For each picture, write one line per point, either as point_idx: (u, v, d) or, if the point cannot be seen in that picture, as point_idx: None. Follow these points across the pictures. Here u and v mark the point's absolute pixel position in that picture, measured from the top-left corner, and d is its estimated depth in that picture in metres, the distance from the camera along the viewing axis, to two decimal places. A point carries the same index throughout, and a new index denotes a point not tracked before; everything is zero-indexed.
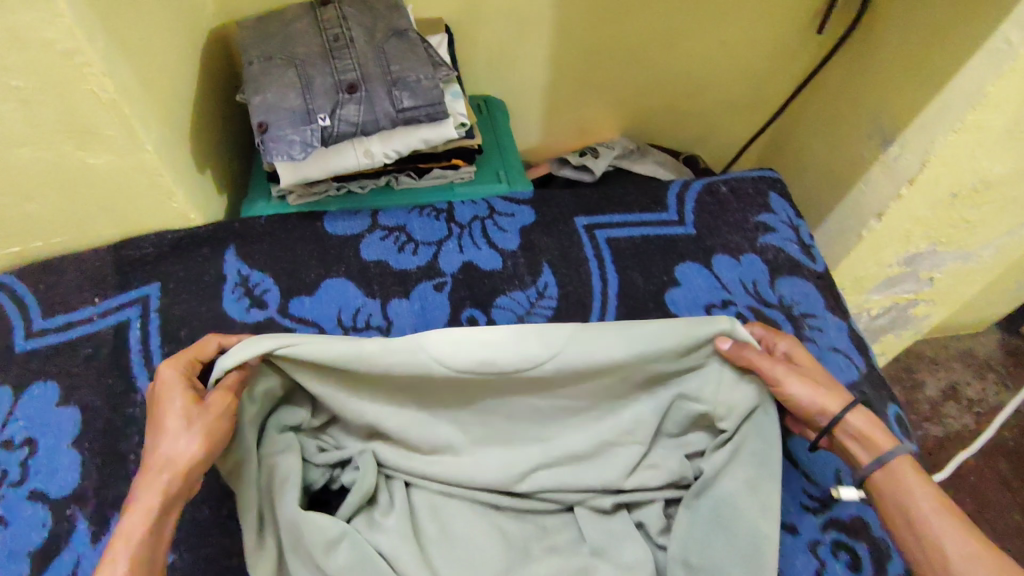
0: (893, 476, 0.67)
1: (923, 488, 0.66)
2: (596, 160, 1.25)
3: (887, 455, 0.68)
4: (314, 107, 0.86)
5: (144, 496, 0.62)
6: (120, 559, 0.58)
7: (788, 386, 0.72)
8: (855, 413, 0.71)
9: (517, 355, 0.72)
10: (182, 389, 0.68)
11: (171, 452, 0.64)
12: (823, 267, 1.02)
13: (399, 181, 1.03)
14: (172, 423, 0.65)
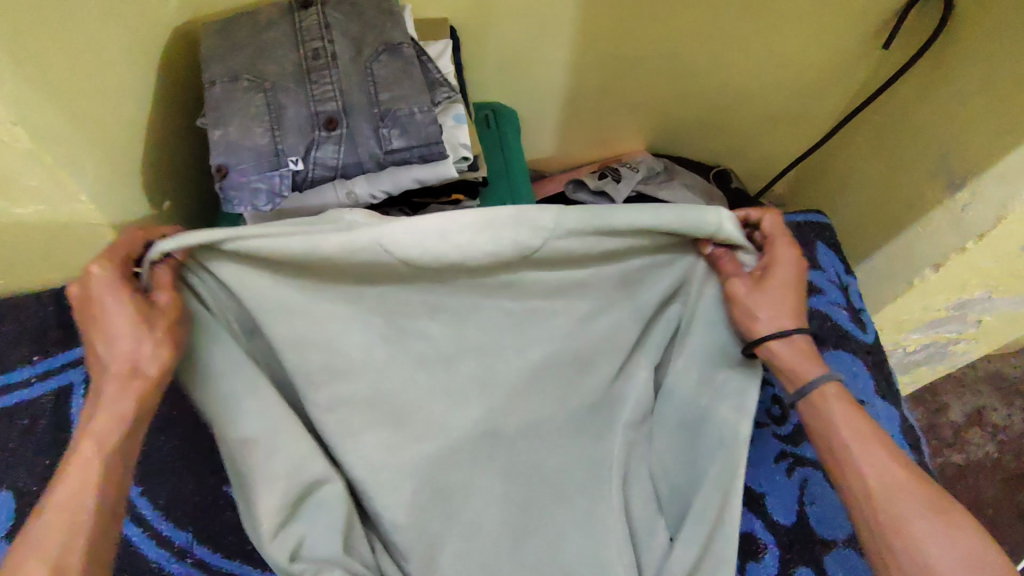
0: (818, 405, 0.65)
1: (847, 415, 0.64)
2: (617, 185, 1.10)
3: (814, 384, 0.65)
4: (284, 148, 0.72)
5: (109, 405, 0.56)
6: (91, 467, 0.54)
7: (741, 302, 0.66)
8: (793, 337, 0.66)
9: (489, 252, 0.60)
10: (120, 292, 0.56)
11: (128, 360, 0.56)
12: (874, 338, 0.90)
13: (391, 217, 0.89)
14: (121, 330, 0.55)
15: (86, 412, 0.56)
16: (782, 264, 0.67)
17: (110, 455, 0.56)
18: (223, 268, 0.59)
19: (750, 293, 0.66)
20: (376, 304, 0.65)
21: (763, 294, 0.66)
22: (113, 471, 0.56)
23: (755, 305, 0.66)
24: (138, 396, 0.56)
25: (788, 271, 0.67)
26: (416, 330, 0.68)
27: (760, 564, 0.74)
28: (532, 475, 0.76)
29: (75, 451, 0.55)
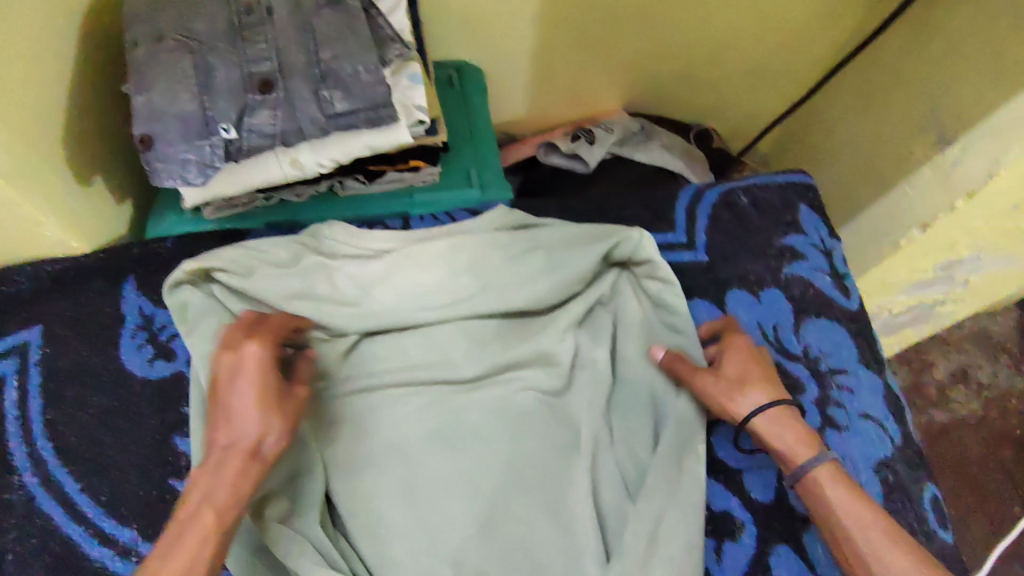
0: (814, 490, 0.64)
1: (843, 500, 0.62)
2: (591, 147, 1.04)
3: (803, 466, 0.64)
4: (214, 114, 0.66)
5: (226, 480, 0.55)
6: (210, 540, 0.53)
7: (710, 395, 0.70)
8: (776, 417, 0.67)
9: (448, 269, 0.78)
10: (255, 376, 0.59)
11: (254, 440, 0.56)
12: (857, 304, 0.86)
13: (344, 186, 0.83)
14: (258, 410, 0.57)
15: (205, 488, 0.55)
16: (736, 357, 0.72)
17: (223, 534, 0.54)
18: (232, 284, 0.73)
19: (714, 385, 0.70)
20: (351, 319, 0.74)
21: (726, 384, 0.70)
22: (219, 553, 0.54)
23: (725, 395, 0.69)
24: (254, 476, 0.57)
25: (745, 361, 0.71)
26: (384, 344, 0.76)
27: (737, 543, 0.71)
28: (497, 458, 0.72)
29: (194, 527, 0.53)
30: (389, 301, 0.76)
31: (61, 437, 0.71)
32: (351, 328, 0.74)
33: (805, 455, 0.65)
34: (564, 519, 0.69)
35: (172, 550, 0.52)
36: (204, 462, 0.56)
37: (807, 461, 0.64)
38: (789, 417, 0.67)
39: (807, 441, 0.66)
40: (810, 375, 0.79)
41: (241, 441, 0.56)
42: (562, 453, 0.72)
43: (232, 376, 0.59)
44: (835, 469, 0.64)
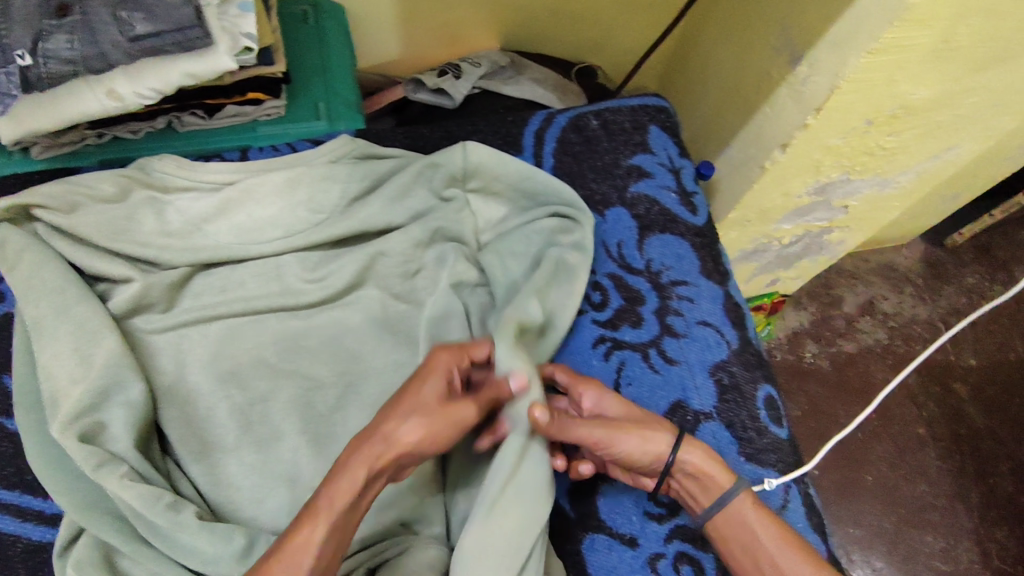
0: (736, 516, 0.65)
1: (762, 519, 0.64)
2: (456, 82, 1.04)
3: (727, 497, 0.64)
4: (7, 40, 0.63)
5: (349, 467, 0.54)
6: (318, 525, 0.53)
7: (617, 442, 0.63)
8: (682, 450, 0.65)
9: (287, 201, 0.77)
10: (430, 380, 0.60)
11: (390, 429, 0.56)
12: (704, 220, 0.88)
13: (183, 121, 0.82)
14: (410, 402, 0.58)
15: (333, 469, 0.55)
16: (613, 399, 0.68)
17: (334, 524, 0.53)
18: (49, 213, 0.71)
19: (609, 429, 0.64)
20: (182, 251, 0.74)
21: (625, 426, 0.65)
22: (331, 538, 0.53)
23: (629, 438, 0.64)
24: (379, 459, 0.55)
25: (624, 402, 0.68)
26: (220, 273, 0.75)
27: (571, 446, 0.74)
28: (337, 381, 0.72)
29: (312, 510, 0.53)
30: (228, 235, 0.76)
31: None
32: (183, 261, 0.74)
33: (726, 482, 0.65)
34: None
35: (291, 531, 0.53)
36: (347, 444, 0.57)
37: (731, 489, 0.64)
38: (695, 445, 0.66)
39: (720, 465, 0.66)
40: (650, 287, 0.82)
41: (385, 432, 0.56)
42: (400, 370, 0.73)
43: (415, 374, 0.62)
44: (748, 490, 0.66)
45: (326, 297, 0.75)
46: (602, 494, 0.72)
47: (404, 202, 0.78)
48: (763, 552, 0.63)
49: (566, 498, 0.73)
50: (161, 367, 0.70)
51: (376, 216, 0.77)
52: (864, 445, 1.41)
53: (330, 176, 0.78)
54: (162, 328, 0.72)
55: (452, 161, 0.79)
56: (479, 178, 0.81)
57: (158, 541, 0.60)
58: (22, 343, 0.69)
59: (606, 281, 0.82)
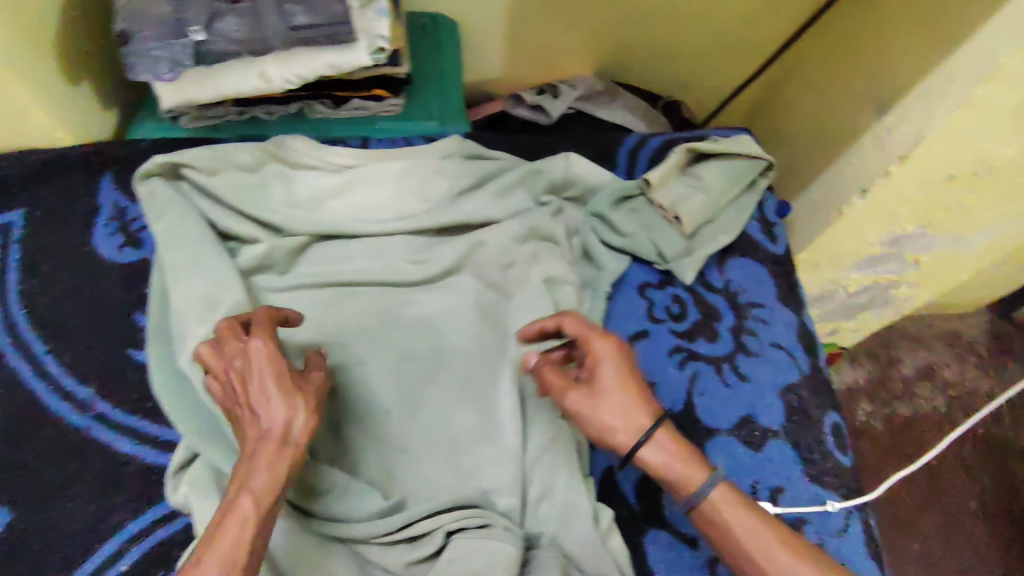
0: (708, 515, 0.61)
1: (737, 514, 0.61)
2: (554, 100, 1.11)
3: (703, 489, 0.61)
4: (186, 18, 0.72)
5: (260, 468, 0.57)
6: (249, 522, 0.55)
7: (591, 419, 0.63)
8: (656, 441, 0.63)
9: (400, 188, 0.84)
10: (267, 369, 0.61)
11: (281, 426, 0.59)
12: (784, 250, 0.91)
13: (313, 110, 0.91)
14: (287, 397, 0.60)
15: (243, 477, 0.57)
16: (611, 366, 0.65)
17: (263, 517, 0.56)
18: (196, 175, 0.80)
19: (586, 403, 0.64)
20: (303, 221, 0.81)
21: (600, 395, 0.64)
22: (262, 535, 0.56)
23: (610, 412, 0.63)
24: (281, 451, 0.58)
25: (621, 373, 0.65)
26: (335, 246, 0.82)
27: None
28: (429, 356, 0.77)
29: (231, 514, 0.55)
30: (344, 212, 0.83)
31: (33, 304, 0.77)
32: (302, 230, 0.81)
33: (696, 478, 0.62)
34: (486, 413, 0.74)
35: (214, 537, 0.54)
36: (247, 459, 0.58)
37: (700, 487, 0.61)
38: (673, 439, 0.63)
39: (694, 460, 0.63)
40: (727, 305, 0.85)
41: (287, 433, 0.59)
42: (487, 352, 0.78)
43: (241, 374, 0.62)
44: (726, 483, 0.62)
45: (426, 278, 0.81)
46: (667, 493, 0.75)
47: (506, 201, 0.84)
48: (736, 548, 0.60)
49: (634, 492, 0.75)
50: (275, 322, 0.78)
51: (479, 210, 0.83)
52: (914, 504, 1.38)
53: (441, 170, 0.85)
54: (280, 288, 0.79)
55: (554, 170, 0.85)
56: (575, 187, 0.86)
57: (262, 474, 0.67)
58: (157, 285, 0.76)
59: (685, 294, 0.85)
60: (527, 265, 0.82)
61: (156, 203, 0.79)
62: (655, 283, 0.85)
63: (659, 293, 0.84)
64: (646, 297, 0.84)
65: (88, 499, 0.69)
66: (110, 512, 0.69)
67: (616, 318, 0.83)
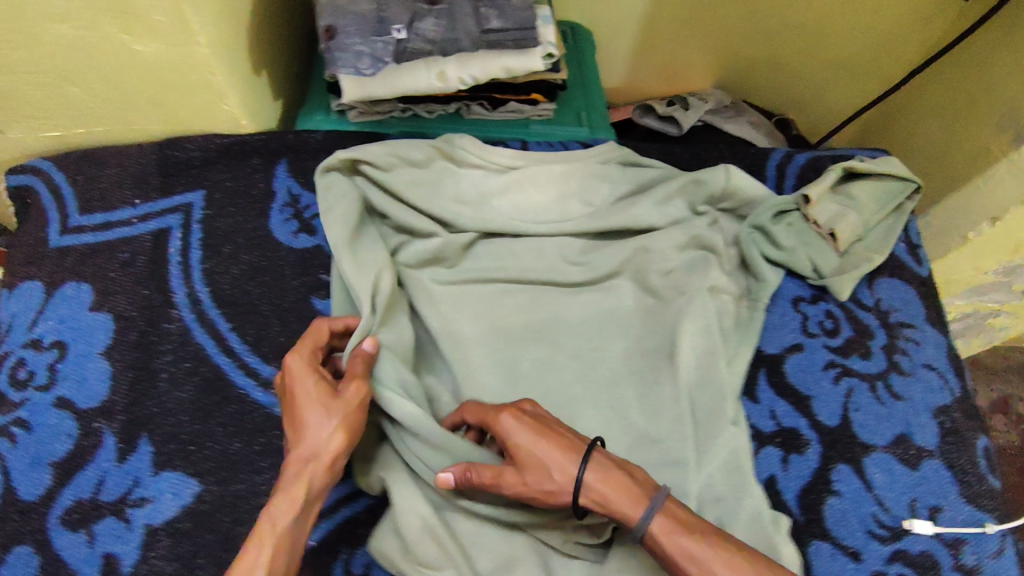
0: (659, 547, 0.60)
1: (685, 539, 0.59)
2: (685, 112, 1.12)
3: (643, 525, 0.60)
4: (388, 16, 0.74)
5: (281, 490, 0.61)
6: (263, 545, 0.58)
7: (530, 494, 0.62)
8: (590, 492, 0.61)
9: (561, 191, 0.86)
10: (299, 385, 0.65)
11: (304, 444, 0.62)
12: (928, 272, 0.91)
13: (470, 110, 0.93)
14: (312, 411, 0.63)
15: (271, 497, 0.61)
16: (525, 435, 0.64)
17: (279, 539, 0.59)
18: (372, 170, 0.83)
19: (522, 485, 0.62)
20: (472, 218, 0.84)
21: (527, 467, 0.62)
22: (286, 554, 0.59)
23: (540, 481, 0.62)
24: (301, 471, 0.61)
25: (532, 437, 0.63)
26: (502, 244, 0.85)
27: (803, 456, 0.78)
28: (586, 361, 0.80)
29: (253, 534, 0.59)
30: (507, 212, 0.86)
31: (215, 283, 0.80)
32: (470, 226, 0.83)
33: (636, 513, 0.60)
34: (656, 417, 0.76)
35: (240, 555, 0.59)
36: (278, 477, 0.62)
37: (642, 521, 0.60)
38: (603, 479, 0.62)
39: (633, 495, 0.61)
40: (880, 324, 0.85)
41: (303, 451, 0.62)
42: (651, 355, 0.80)
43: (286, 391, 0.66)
44: (667, 511, 0.61)
45: (587, 281, 0.83)
46: (829, 505, 0.76)
47: (665, 209, 0.85)
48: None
49: (796, 503, 0.76)
50: (446, 313, 0.80)
51: (641, 217, 0.84)
52: None
53: (602, 175, 0.87)
54: (448, 281, 0.82)
55: (715, 182, 0.85)
56: (732, 200, 0.87)
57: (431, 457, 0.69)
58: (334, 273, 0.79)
59: (838, 310, 0.86)
60: (690, 272, 0.83)
61: (331, 192, 0.81)
62: (808, 297, 0.86)
63: (813, 308, 0.86)
64: (800, 311, 0.85)
65: (276, 475, 0.72)
66: None
67: (772, 329, 0.84)
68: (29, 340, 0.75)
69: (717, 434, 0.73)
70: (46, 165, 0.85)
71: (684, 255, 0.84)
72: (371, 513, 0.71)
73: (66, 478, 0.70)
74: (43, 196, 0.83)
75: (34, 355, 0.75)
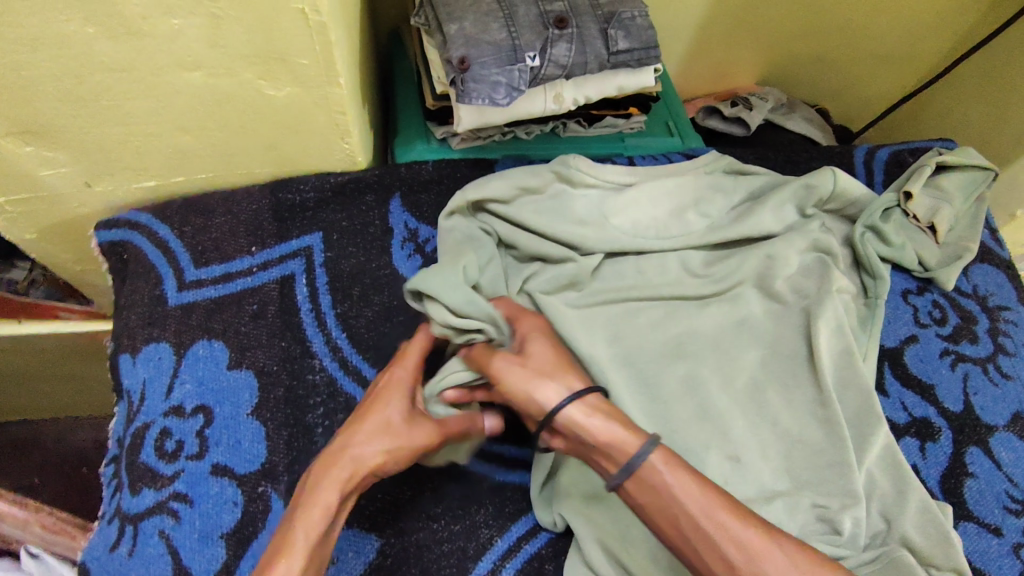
0: (648, 479, 0.57)
1: (682, 477, 0.57)
2: (751, 112, 1.15)
3: (632, 456, 0.57)
4: (522, 44, 0.73)
5: (319, 489, 0.58)
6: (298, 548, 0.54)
7: (512, 379, 0.61)
8: (584, 403, 0.60)
9: (675, 206, 0.88)
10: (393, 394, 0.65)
11: (362, 449, 0.61)
12: (1009, 255, 0.98)
13: (567, 128, 0.92)
14: (382, 423, 0.63)
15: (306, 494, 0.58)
16: (539, 341, 0.65)
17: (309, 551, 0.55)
18: (495, 206, 0.83)
19: (517, 368, 0.62)
20: (598, 237, 0.84)
21: (529, 361, 0.63)
22: (315, 561, 0.56)
23: (528, 376, 0.61)
24: (352, 477, 0.60)
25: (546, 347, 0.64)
26: (627, 265, 0.85)
27: (937, 443, 0.82)
28: (725, 372, 0.80)
29: (288, 531, 0.56)
30: (628, 232, 0.86)
31: (352, 329, 0.77)
32: (599, 248, 0.84)
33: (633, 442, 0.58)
34: (805, 419, 0.78)
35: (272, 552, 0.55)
36: (316, 472, 0.60)
37: (637, 447, 0.57)
38: (603, 402, 0.61)
39: (630, 426, 0.59)
40: (981, 309, 0.91)
41: (362, 459, 0.60)
42: (789, 360, 0.82)
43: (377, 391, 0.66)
44: (664, 449, 0.58)
45: (713, 293, 0.85)
46: (967, 487, 0.80)
47: (778, 216, 0.87)
48: (681, 517, 0.55)
49: (938, 487, 0.80)
50: (583, 337, 0.78)
51: (759, 226, 0.86)
52: None
53: (711, 187, 0.89)
54: (581, 305, 0.82)
55: (825, 185, 0.88)
56: (838, 201, 0.90)
57: (566, 482, 0.70)
58: None
59: (943, 300, 0.91)
60: (811, 276, 0.85)
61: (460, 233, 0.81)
62: (914, 289, 0.91)
63: (920, 299, 0.91)
64: (911, 305, 0.90)
65: (451, 520, 0.70)
66: (475, 531, 0.70)
67: (887, 323, 0.89)
68: (169, 407, 0.72)
69: (867, 433, 0.77)
70: (145, 219, 0.80)
71: (801, 258, 0.87)
72: (553, 548, 0.70)
73: (239, 550, 0.66)
74: (149, 253, 0.79)
75: (177, 422, 0.71)
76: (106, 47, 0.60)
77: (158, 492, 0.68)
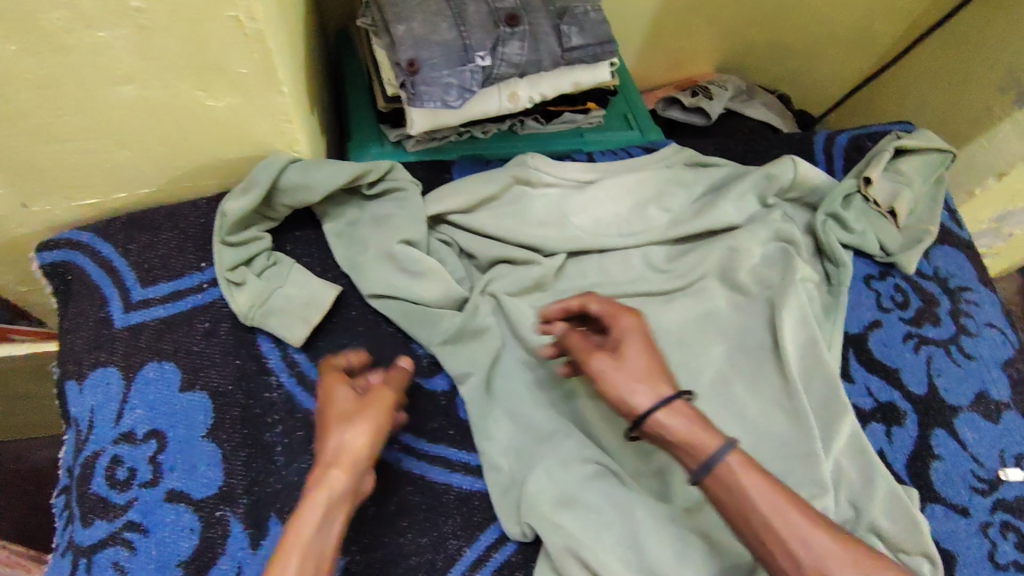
0: (726, 481, 0.57)
1: (758, 480, 0.57)
2: (711, 101, 1.14)
3: (712, 460, 0.58)
4: (472, 43, 0.71)
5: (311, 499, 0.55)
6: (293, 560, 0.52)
7: (609, 382, 0.62)
8: (675, 408, 0.60)
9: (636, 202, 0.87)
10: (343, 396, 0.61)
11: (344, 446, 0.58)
12: (969, 236, 0.99)
13: (524, 126, 0.90)
14: (338, 421, 0.60)
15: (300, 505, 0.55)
16: (636, 342, 0.64)
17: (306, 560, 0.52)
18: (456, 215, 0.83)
19: (611, 370, 0.62)
20: (559, 237, 0.83)
21: (625, 365, 0.62)
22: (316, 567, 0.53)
23: (626, 381, 0.61)
24: (340, 474, 0.56)
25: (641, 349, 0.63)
26: (589, 262, 0.84)
27: (903, 427, 0.82)
28: (691, 367, 0.79)
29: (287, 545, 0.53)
30: (589, 230, 0.85)
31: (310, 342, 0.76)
32: (561, 248, 0.82)
33: (713, 446, 0.58)
34: (773, 410, 0.78)
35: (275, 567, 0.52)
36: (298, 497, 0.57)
37: (716, 450, 0.58)
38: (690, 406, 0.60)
39: (709, 428, 0.60)
40: (942, 290, 0.92)
41: (338, 455, 0.57)
42: (755, 352, 0.81)
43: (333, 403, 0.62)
44: (743, 453, 0.58)
45: (677, 287, 0.84)
46: (934, 469, 0.80)
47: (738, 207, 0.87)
48: (755, 516, 0.56)
49: (905, 471, 0.80)
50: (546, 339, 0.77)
51: (720, 219, 0.85)
52: None
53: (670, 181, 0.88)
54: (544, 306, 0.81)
55: (785, 174, 0.88)
56: (798, 189, 0.90)
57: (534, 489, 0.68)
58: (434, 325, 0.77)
59: (905, 284, 0.91)
60: (774, 266, 0.85)
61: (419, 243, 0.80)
62: (877, 274, 0.91)
63: (883, 284, 0.91)
64: (874, 291, 0.90)
65: (418, 533, 0.68)
66: (442, 543, 0.68)
67: (851, 309, 0.89)
68: (121, 434, 0.69)
69: (834, 422, 0.77)
70: (86, 238, 0.77)
71: (764, 248, 0.86)
72: (523, 555, 0.69)
73: None
74: (92, 273, 0.75)
75: (129, 449, 0.68)
76: (31, 64, 0.57)
77: (111, 523, 0.65)
